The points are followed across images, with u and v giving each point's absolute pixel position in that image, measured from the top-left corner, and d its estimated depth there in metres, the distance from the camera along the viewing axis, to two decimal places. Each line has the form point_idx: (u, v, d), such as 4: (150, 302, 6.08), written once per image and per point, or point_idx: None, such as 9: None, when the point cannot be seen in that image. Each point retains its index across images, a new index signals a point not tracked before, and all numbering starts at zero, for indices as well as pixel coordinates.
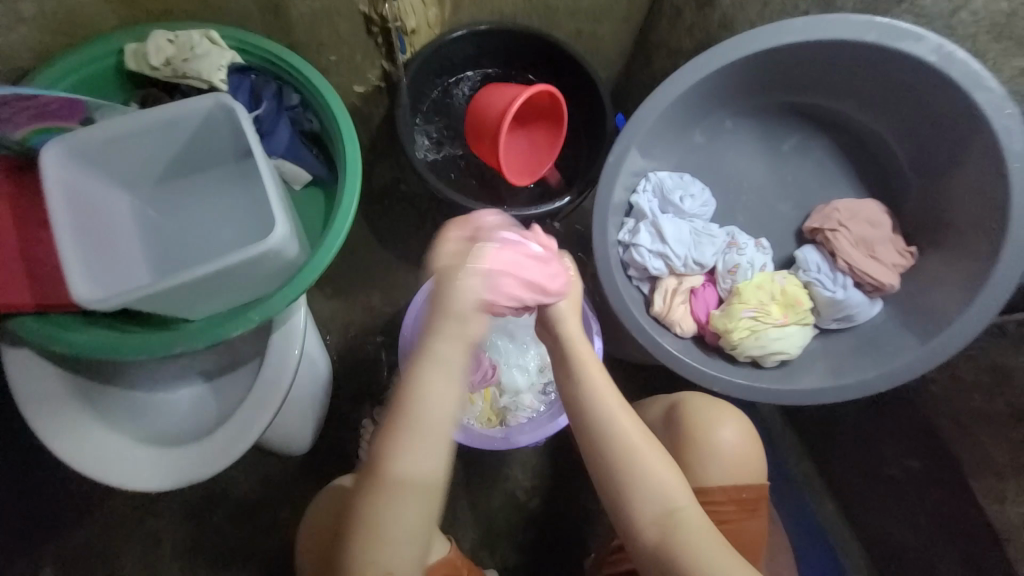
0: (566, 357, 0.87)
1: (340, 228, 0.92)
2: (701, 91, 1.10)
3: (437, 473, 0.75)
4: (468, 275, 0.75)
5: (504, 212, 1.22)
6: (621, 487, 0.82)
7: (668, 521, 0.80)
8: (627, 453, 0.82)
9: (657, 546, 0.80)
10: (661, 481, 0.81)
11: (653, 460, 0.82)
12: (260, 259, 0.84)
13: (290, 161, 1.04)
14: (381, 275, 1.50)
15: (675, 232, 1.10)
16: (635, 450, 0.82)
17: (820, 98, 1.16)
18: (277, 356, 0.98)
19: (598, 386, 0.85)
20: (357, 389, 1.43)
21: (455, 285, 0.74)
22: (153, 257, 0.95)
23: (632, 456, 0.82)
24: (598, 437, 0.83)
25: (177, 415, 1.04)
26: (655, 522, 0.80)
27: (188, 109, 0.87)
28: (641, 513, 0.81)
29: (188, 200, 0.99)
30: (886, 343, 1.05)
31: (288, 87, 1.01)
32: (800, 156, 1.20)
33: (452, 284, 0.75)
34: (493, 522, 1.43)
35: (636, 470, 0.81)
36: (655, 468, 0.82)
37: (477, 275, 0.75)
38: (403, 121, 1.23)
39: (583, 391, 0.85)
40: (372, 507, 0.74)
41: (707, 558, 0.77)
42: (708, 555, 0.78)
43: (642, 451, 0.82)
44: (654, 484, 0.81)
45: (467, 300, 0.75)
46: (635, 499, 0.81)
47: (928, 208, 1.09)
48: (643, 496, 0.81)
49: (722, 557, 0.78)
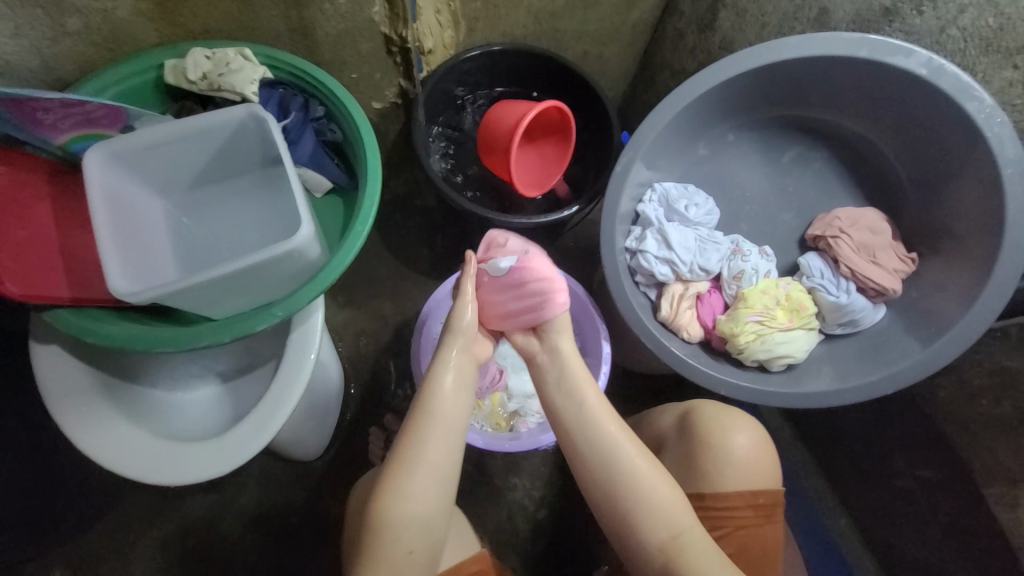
0: (560, 375, 0.91)
1: (360, 230, 0.96)
2: (703, 105, 1.16)
3: (428, 515, 0.79)
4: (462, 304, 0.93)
5: (513, 220, 1.26)
6: (626, 513, 0.83)
7: (670, 538, 0.81)
8: (620, 468, 0.84)
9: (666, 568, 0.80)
10: (658, 495, 0.82)
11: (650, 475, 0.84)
12: (285, 258, 0.88)
13: (315, 169, 1.09)
14: (393, 285, 1.53)
15: (681, 239, 1.13)
16: (629, 463, 0.84)
17: (818, 112, 1.21)
18: (297, 355, 1.01)
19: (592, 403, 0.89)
20: (367, 394, 1.45)
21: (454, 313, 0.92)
22: (183, 257, 1.00)
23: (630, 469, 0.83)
24: (590, 450, 0.86)
25: (193, 412, 1.07)
26: (658, 538, 0.81)
27: (222, 118, 0.93)
28: (649, 537, 0.81)
29: (217, 205, 1.05)
30: (891, 347, 1.06)
31: (313, 101, 1.08)
32: (800, 168, 1.24)
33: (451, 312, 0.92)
34: (500, 531, 1.42)
35: (632, 483, 0.83)
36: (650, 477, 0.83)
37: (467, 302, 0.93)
38: (419, 135, 1.29)
39: (578, 413, 0.88)
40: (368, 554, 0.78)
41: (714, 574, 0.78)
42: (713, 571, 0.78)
43: (638, 464, 0.84)
44: (649, 499, 0.82)
45: (466, 322, 0.92)
46: (640, 524, 0.82)
47: (926, 216, 1.12)
48: (640, 512, 0.82)
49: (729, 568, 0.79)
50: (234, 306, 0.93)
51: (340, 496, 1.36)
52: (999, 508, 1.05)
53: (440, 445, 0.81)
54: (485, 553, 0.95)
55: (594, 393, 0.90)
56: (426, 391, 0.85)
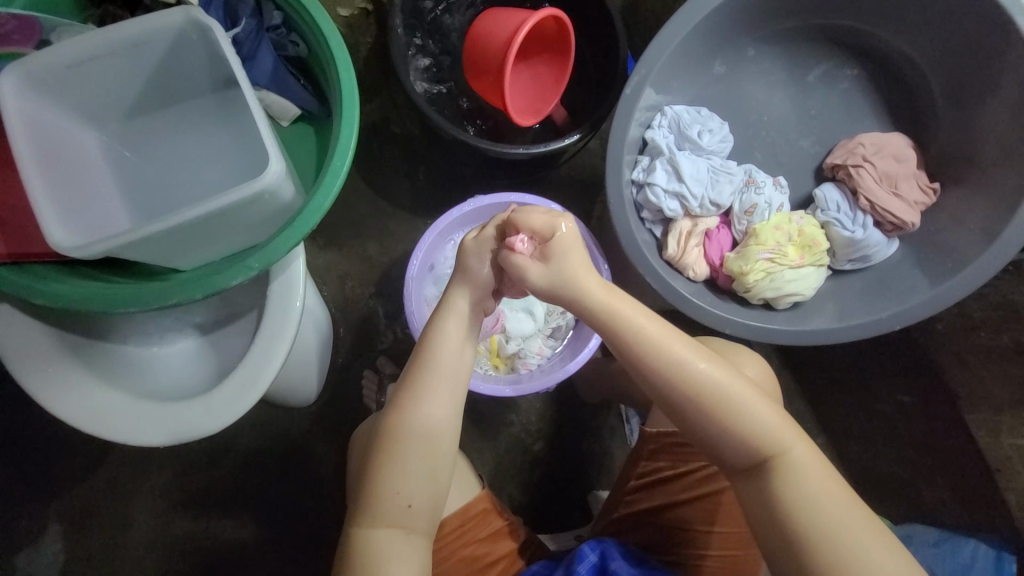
0: (586, 311, 0.77)
1: (340, 165, 0.84)
2: (724, 12, 1.02)
3: (432, 457, 0.74)
4: (478, 245, 0.80)
5: (506, 149, 1.13)
6: (716, 436, 0.75)
7: (772, 464, 0.73)
8: (725, 407, 0.74)
9: (764, 492, 0.73)
10: (761, 424, 0.74)
11: (751, 405, 0.75)
12: (255, 199, 0.76)
13: (281, 92, 0.93)
14: (375, 223, 1.42)
15: (692, 170, 1.05)
16: (733, 401, 0.74)
17: (851, 20, 1.10)
18: (279, 309, 0.93)
19: (657, 329, 0.76)
20: (356, 338, 1.40)
21: (466, 260, 0.80)
22: (133, 201, 0.86)
23: (734, 406, 0.74)
24: (692, 395, 0.74)
25: (174, 368, 1.00)
26: (751, 467, 0.75)
27: (160, 27, 0.77)
28: (737, 459, 0.75)
29: (165, 138, 0.89)
30: (899, 283, 1.04)
31: (267, 4, 0.90)
32: (824, 87, 1.13)
33: (464, 259, 0.80)
34: (499, 465, 1.46)
35: (735, 418, 0.74)
36: (737, 411, 0.74)
37: (490, 242, 0.80)
38: (396, 48, 1.12)
39: (630, 339, 0.76)
40: (375, 491, 0.73)
41: (821, 499, 0.71)
42: (821, 495, 0.71)
43: (746, 394, 0.75)
44: (750, 429, 0.74)
45: (483, 269, 0.80)
46: (726, 448, 0.75)
47: (954, 143, 1.06)
48: (737, 446, 0.75)
49: (835, 495, 0.71)
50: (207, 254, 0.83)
51: (337, 442, 1.35)
52: (980, 433, 1.19)
53: (445, 405, 0.75)
54: (489, 493, 0.97)
55: (678, 334, 0.77)
56: (426, 341, 0.78)
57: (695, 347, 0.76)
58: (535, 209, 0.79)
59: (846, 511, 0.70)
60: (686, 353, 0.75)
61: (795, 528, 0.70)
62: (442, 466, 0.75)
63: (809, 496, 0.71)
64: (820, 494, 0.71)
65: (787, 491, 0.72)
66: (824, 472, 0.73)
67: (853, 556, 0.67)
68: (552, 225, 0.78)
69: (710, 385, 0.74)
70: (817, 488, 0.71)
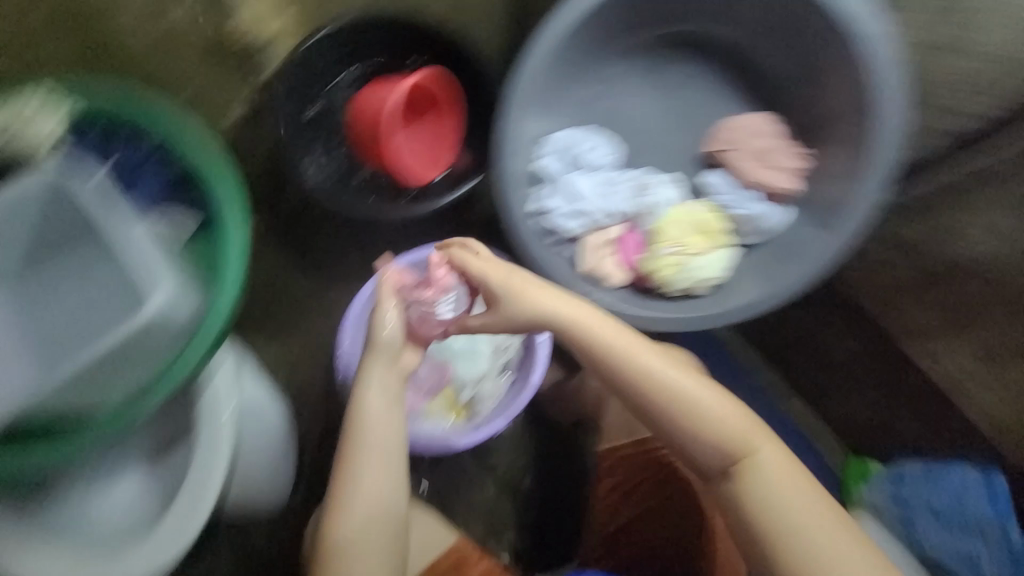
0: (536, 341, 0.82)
1: (233, 269, 0.85)
2: (573, 42, 1.10)
3: (366, 535, 0.74)
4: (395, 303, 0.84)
5: (409, 208, 1.23)
6: (683, 442, 0.77)
7: (741, 466, 0.75)
8: (691, 413, 0.76)
9: (736, 495, 0.75)
10: (729, 426, 0.76)
11: (718, 408, 0.76)
12: (146, 326, 0.81)
13: (175, 205, 0.92)
14: (313, 306, 1.43)
15: (586, 188, 1.12)
16: (700, 406, 0.76)
17: (693, 22, 1.19)
18: (210, 424, 0.92)
19: (621, 345, 0.79)
20: (319, 423, 1.38)
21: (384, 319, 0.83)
22: (26, 355, 0.80)
23: (700, 412, 0.76)
24: (670, 406, 0.77)
25: (122, 510, 0.97)
26: (722, 471, 0.76)
27: (28, 197, 0.82)
28: (710, 464, 0.76)
29: (47, 284, 0.83)
30: (801, 244, 1.10)
31: (143, 129, 0.89)
32: (690, 82, 1.21)
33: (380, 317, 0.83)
34: (491, 513, 1.44)
35: (702, 424, 0.76)
36: (708, 414, 0.76)
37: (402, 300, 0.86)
38: (287, 143, 1.20)
39: (594, 359, 0.79)
40: None
41: (789, 499, 0.72)
42: (790, 496, 0.73)
43: (710, 400, 0.77)
44: (719, 431, 0.75)
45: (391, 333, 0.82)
46: (697, 453, 0.77)
47: (813, 107, 1.13)
48: (708, 451, 0.76)
49: (801, 495, 0.73)
50: (110, 394, 0.79)
51: None
52: None
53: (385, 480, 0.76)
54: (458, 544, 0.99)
55: (641, 343, 0.80)
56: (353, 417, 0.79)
57: (658, 356, 0.79)
58: (476, 259, 0.85)
59: (808, 503, 0.73)
60: (652, 363, 0.79)
61: (765, 530, 0.72)
62: (384, 541, 0.75)
63: (778, 496, 0.73)
64: (783, 493, 0.73)
65: (757, 492, 0.73)
66: (793, 470, 0.75)
67: (816, 553, 0.69)
68: (485, 272, 0.84)
69: (677, 391, 0.77)
70: (782, 486, 0.73)
